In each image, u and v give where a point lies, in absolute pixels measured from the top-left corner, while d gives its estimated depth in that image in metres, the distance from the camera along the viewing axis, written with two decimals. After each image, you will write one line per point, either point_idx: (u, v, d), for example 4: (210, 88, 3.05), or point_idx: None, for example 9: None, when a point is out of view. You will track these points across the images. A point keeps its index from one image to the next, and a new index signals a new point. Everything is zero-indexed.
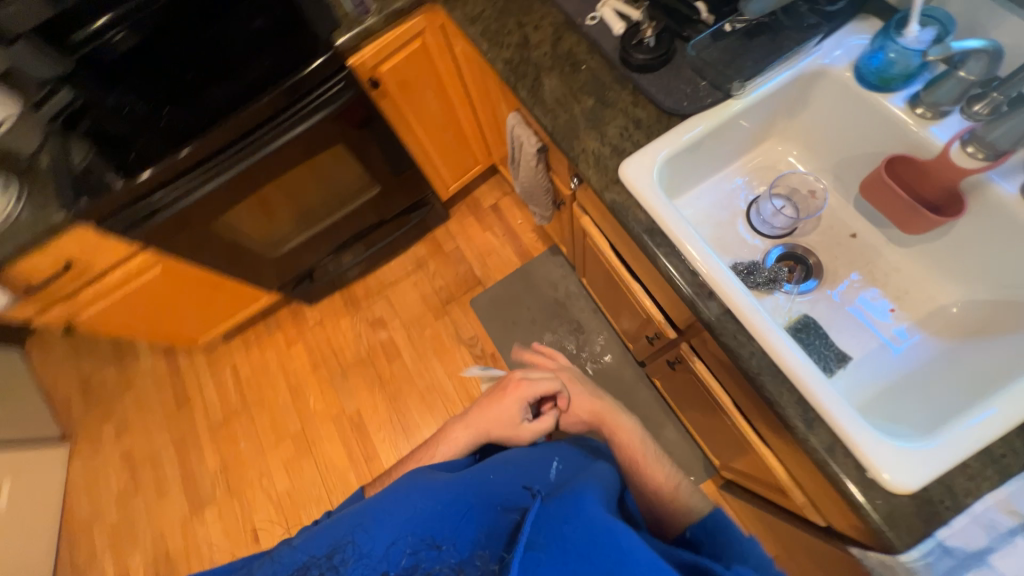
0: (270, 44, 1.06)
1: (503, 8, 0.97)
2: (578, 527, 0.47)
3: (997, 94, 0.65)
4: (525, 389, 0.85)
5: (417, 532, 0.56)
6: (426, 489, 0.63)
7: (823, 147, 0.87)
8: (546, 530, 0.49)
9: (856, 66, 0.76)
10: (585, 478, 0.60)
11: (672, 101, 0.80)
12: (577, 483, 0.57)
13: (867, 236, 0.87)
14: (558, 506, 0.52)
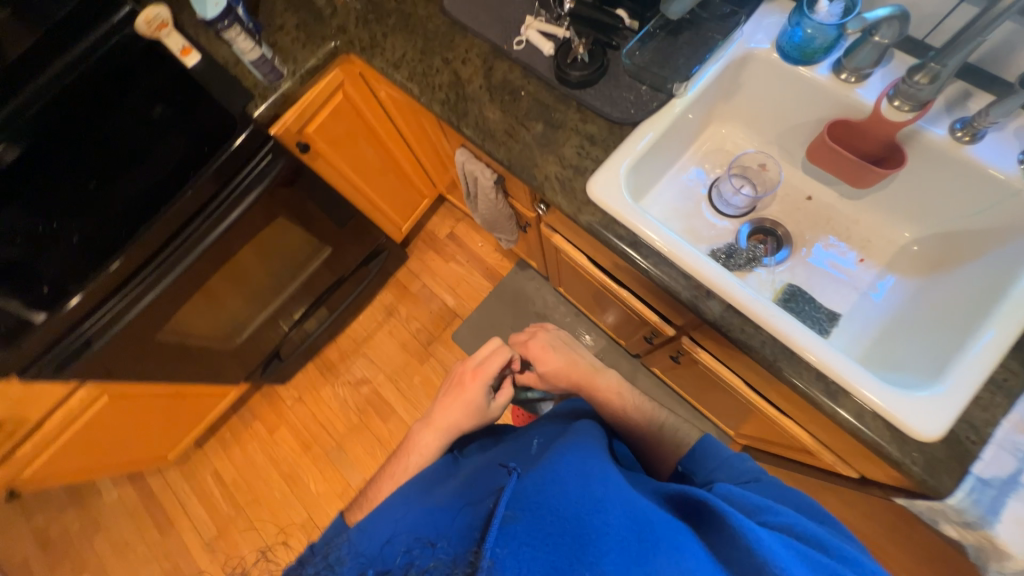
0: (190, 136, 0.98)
1: (425, 48, 0.94)
2: (558, 495, 0.43)
3: (935, 63, 0.67)
4: (481, 372, 0.87)
5: (397, 531, 0.48)
6: (399, 504, 0.57)
7: (763, 122, 0.91)
8: (524, 504, 0.43)
9: (778, 44, 0.80)
10: (571, 448, 0.54)
11: (620, 111, 0.81)
12: (559, 453, 0.52)
13: (822, 196, 0.92)
14: (542, 472, 0.47)
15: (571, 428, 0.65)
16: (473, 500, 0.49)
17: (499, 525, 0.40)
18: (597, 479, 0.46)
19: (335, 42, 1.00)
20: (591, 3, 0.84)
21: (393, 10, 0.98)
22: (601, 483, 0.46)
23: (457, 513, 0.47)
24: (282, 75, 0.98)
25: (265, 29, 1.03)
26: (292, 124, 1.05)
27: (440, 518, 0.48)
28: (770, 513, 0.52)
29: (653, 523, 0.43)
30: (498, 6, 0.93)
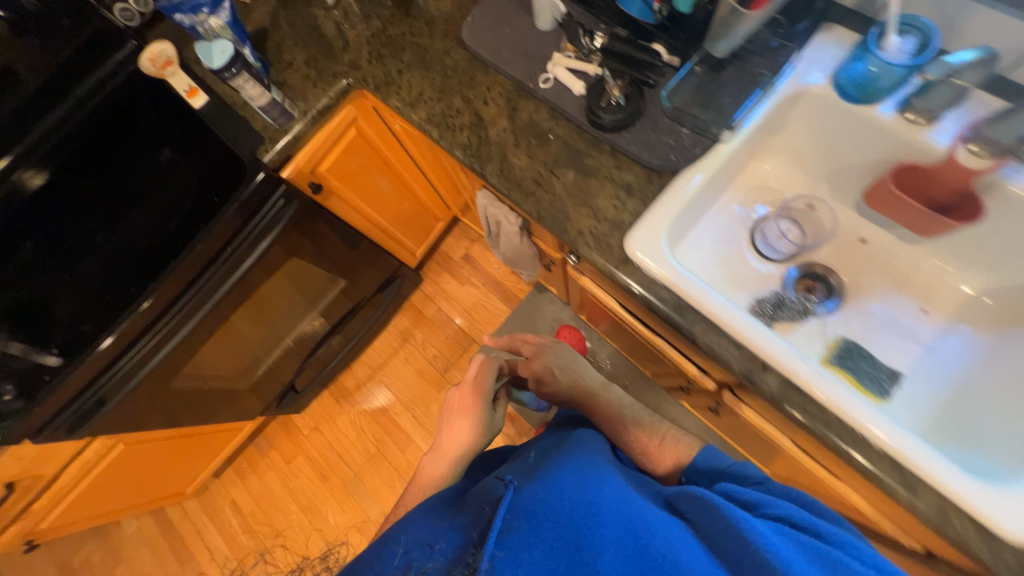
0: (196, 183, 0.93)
1: (443, 85, 0.88)
2: (561, 506, 0.47)
3: None
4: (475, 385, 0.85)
5: (413, 532, 0.53)
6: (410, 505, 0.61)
7: (813, 160, 0.83)
8: (525, 512, 0.48)
9: (835, 81, 0.72)
10: (570, 459, 0.59)
11: (659, 158, 0.74)
12: (558, 465, 0.57)
13: (877, 239, 0.84)
14: (539, 483, 0.52)
15: (570, 440, 0.70)
16: (479, 505, 0.54)
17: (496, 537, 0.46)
18: (590, 485, 0.51)
19: (347, 79, 0.94)
20: (625, 37, 0.78)
21: (408, 45, 0.92)
22: (595, 491, 0.50)
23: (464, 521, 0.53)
24: (294, 116, 0.92)
25: (274, 66, 0.97)
26: (305, 166, 1.00)
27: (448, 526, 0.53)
28: (768, 506, 0.54)
29: (645, 518, 0.47)
30: (521, 39, 0.86)
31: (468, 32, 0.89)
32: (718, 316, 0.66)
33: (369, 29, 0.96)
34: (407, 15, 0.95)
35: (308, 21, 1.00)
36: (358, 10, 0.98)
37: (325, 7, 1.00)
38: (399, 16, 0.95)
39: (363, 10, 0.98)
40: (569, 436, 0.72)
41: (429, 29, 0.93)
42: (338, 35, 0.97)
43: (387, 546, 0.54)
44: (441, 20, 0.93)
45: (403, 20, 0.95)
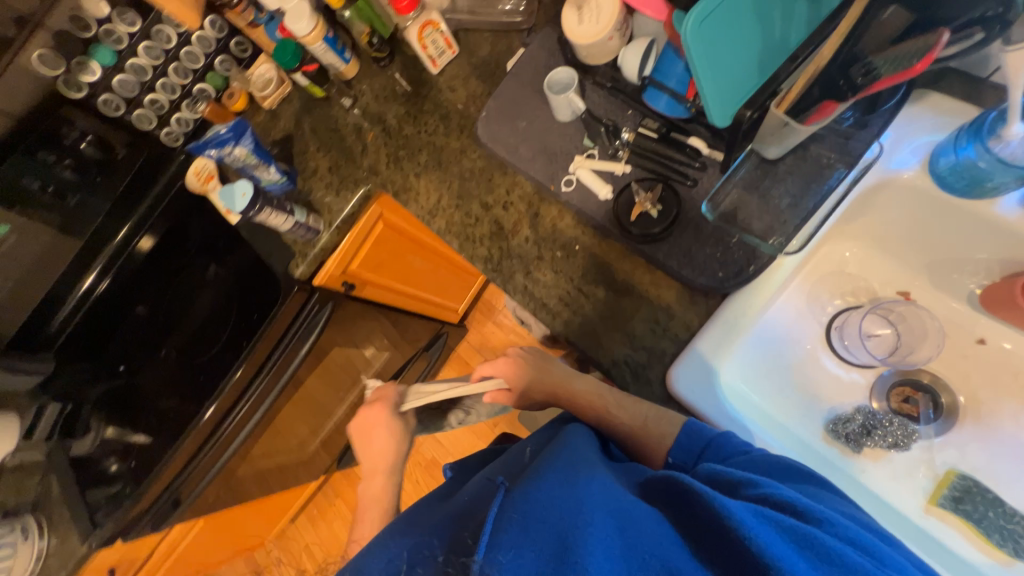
0: (251, 300, 1.00)
1: (461, 189, 0.83)
2: (551, 504, 0.41)
3: None
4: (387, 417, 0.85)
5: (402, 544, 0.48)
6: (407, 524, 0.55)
7: (906, 250, 0.68)
8: (516, 510, 0.41)
9: (933, 169, 0.58)
10: (554, 458, 0.52)
11: (704, 275, 0.64)
12: (544, 465, 0.50)
13: (1001, 339, 0.67)
14: (526, 483, 0.46)
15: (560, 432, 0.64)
16: (464, 505, 0.49)
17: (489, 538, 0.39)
18: (572, 482, 0.45)
19: (368, 184, 0.92)
20: (656, 131, 0.68)
21: (424, 144, 0.88)
22: (575, 487, 0.44)
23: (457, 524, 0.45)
24: (320, 229, 0.93)
25: (300, 175, 0.98)
26: (335, 269, 1.00)
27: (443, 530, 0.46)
28: (752, 486, 0.47)
29: (626, 513, 0.42)
30: (541, 133, 0.79)
31: (483, 127, 0.82)
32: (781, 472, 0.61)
33: (385, 130, 0.93)
34: (422, 111, 0.91)
35: (329, 124, 1.00)
36: (375, 110, 0.96)
37: (343, 107, 0.99)
38: (413, 113, 0.92)
39: (379, 109, 0.95)
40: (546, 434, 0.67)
41: (445, 125, 0.88)
42: (357, 138, 0.95)
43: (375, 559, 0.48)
44: (456, 114, 0.88)
45: (417, 118, 0.91)
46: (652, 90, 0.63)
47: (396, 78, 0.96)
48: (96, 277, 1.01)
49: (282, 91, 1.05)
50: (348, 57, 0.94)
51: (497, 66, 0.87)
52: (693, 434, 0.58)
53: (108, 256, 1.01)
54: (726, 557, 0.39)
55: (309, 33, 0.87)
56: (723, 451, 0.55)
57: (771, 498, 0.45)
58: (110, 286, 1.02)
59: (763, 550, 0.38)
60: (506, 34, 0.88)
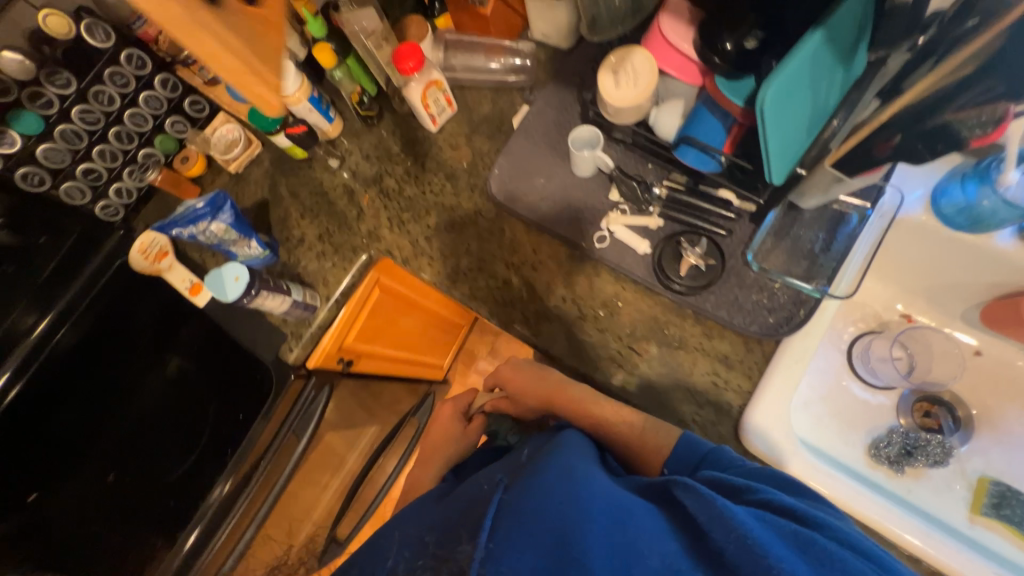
0: (229, 396, 0.85)
1: (482, 251, 0.78)
2: (543, 504, 0.42)
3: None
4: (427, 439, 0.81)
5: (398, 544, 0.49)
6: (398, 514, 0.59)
7: (909, 279, 0.75)
8: (512, 510, 0.42)
9: (937, 210, 0.64)
10: (557, 453, 0.51)
11: (756, 323, 0.65)
12: (542, 460, 0.50)
13: (994, 349, 0.75)
14: (527, 480, 0.46)
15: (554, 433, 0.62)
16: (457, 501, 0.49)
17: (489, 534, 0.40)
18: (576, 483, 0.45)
19: (370, 251, 0.84)
20: (686, 184, 0.69)
21: (430, 205, 0.83)
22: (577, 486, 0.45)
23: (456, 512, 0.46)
24: (317, 305, 0.82)
25: (283, 245, 0.87)
26: (331, 345, 0.87)
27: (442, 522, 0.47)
28: (752, 492, 0.47)
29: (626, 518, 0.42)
30: (562, 190, 0.77)
31: (498, 185, 0.79)
32: (857, 509, 0.63)
33: (382, 190, 0.86)
34: (423, 170, 0.86)
35: (313, 188, 0.90)
36: (367, 170, 0.89)
37: (329, 169, 0.90)
38: (414, 173, 0.86)
39: (372, 170, 0.88)
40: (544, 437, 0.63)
41: (452, 184, 0.84)
42: (349, 202, 0.87)
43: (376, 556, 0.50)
44: (462, 172, 0.84)
45: (420, 177, 0.86)
46: (686, 150, 0.64)
47: (387, 137, 0.90)
48: (8, 380, 0.82)
49: (251, 151, 0.93)
50: (333, 116, 0.87)
51: (502, 122, 0.86)
52: (691, 445, 0.56)
53: (25, 352, 0.83)
54: (727, 561, 0.39)
55: (294, 93, 0.80)
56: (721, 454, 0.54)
57: (773, 503, 0.44)
58: (27, 388, 0.84)
59: (763, 549, 0.38)
60: (506, 91, 0.87)
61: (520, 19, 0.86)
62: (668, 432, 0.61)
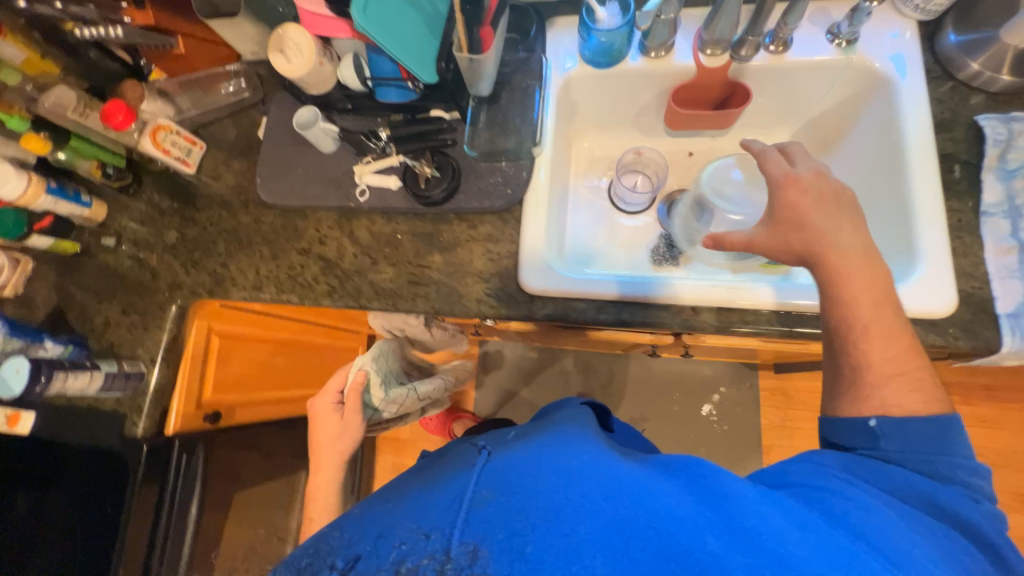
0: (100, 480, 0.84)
1: (274, 252, 0.84)
2: (559, 527, 0.39)
3: (752, 37, 0.72)
4: (325, 398, 0.91)
5: (351, 545, 0.46)
6: (388, 494, 0.55)
7: (615, 120, 0.91)
8: (501, 519, 0.41)
9: (586, 59, 0.80)
10: (568, 437, 0.53)
11: (499, 198, 0.76)
12: (556, 434, 0.54)
13: (700, 146, 0.93)
14: (507, 448, 0.54)
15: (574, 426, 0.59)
16: (460, 473, 0.50)
17: (469, 509, 0.43)
18: (575, 454, 0.48)
19: (175, 301, 0.85)
20: (403, 120, 0.80)
21: (215, 235, 0.87)
22: (579, 459, 0.47)
23: (439, 512, 0.44)
24: (142, 370, 0.82)
25: (90, 337, 0.86)
26: (187, 407, 0.89)
27: (422, 513, 0.45)
28: (882, 479, 0.47)
29: (640, 490, 0.42)
30: (318, 169, 0.85)
31: (265, 192, 0.85)
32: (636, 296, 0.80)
33: (168, 244, 0.89)
34: (198, 209, 0.90)
35: (101, 272, 0.90)
36: (143, 234, 0.90)
37: (108, 249, 0.91)
38: (190, 216, 0.90)
39: (150, 232, 0.90)
40: (558, 413, 0.67)
41: (226, 210, 0.88)
42: (141, 269, 0.88)
43: (347, 557, 0.45)
44: (232, 196, 0.89)
45: (197, 217, 0.89)
46: (385, 90, 0.77)
47: (155, 197, 0.92)
48: None
49: (24, 268, 0.89)
50: (89, 200, 0.88)
51: (249, 141, 0.92)
52: (897, 433, 0.50)
53: None
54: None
55: (25, 189, 0.80)
56: (909, 460, 0.49)
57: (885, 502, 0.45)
58: None
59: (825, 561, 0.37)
60: (243, 113, 0.93)
61: (226, 48, 0.90)
62: (926, 394, 0.51)
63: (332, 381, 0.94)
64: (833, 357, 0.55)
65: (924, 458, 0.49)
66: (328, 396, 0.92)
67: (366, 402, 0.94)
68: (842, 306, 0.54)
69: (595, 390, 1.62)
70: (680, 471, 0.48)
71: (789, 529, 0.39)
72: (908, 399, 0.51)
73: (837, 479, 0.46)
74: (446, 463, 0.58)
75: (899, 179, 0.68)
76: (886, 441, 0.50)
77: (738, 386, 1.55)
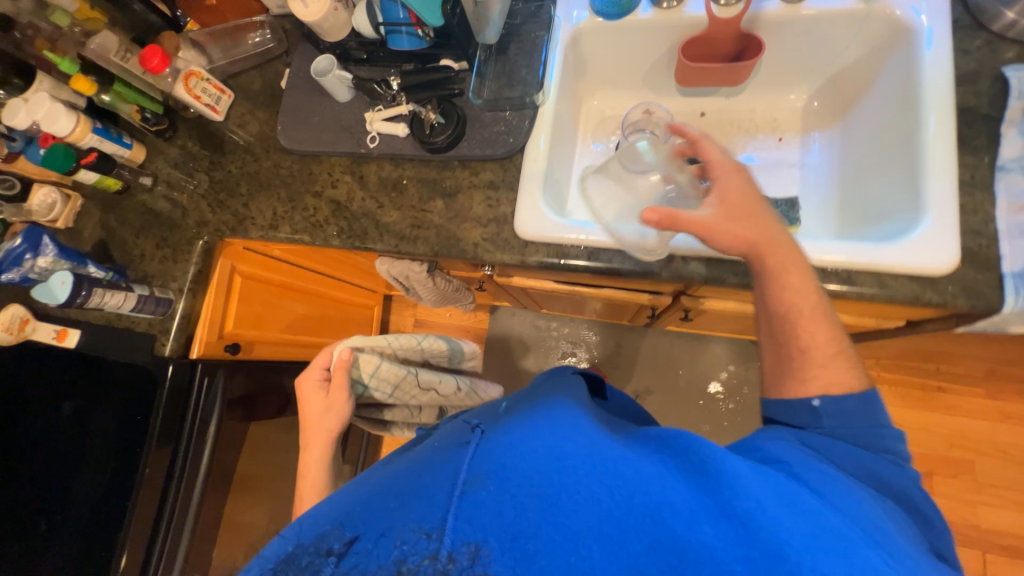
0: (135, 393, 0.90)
1: (291, 195, 0.89)
2: (562, 524, 0.38)
3: None
4: (314, 375, 0.84)
5: (342, 531, 0.42)
6: (378, 473, 0.51)
7: (626, 77, 0.91)
8: (502, 510, 0.39)
9: (596, 10, 0.80)
10: (560, 407, 0.52)
11: (501, 146, 0.78)
12: (547, 406, 0.52)
13: (712, 106, 0.92)
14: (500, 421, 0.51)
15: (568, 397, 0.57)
16: (453, 452, 0.47)
17: (464, 492, 0.41)
18: (570, 431, 0.46)
19: (202, 237, 0.93)
20: (414, 68, 0.82)
21: (239, 178, 0.93)
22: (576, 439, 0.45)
23: (434, 499, 0.41)
24: (170, 297, 0.91)
25: (128, 267, 0.95)
26: (210, 336, 0.98)
27: (412, 504, 0.41)
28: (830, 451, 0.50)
29: (642, 474, 0.42)
30: (334, 117, 0.89)
31: (285, 138, 0.90)
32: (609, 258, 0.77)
33: (198, 185, 0.96)
34: (224, 154, 0.96)
35: (140, 210, 0.99)
36: (177, 177, 0.98)
37: (147, 189, 0.99)
38: (218, 160, 0.96)
39: (181, 175, 0.98)
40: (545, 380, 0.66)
41: (250, 155, 0.94)
42: (174, 208, 0.96)
43: (341, 540, 0.42)
44: (255, 142, 0.95)
45: (223, 161, 0.96)
46: (396, 38, 0.80)
47: (188, 143, 0.99)
48: None
49: (74, 204, 0.98)
50: (130, 142, 0.96)
51: (273, 91, 0.97)
52: (838, 412, 0.53)
53: None
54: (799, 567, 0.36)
55: (74, 128, 0.87)
56: (852, 436, 0.52)
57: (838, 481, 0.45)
58: None
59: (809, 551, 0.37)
60: (268, 64, 0.99)
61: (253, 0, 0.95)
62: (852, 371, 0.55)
63: (320, 356, 0.86)
64: (779, 351, 0.59)
65: (857, 434, 0.52)
66: (318, 374, 0.84)
67: (356, 378, 0.85)
68: (777, 295, 0.57)
69: (601, 361, 1.63)
70: (667, 447, 0.47)
71: (770, 504, 0.40)
72: (845, 379, 0.55)
73: (795, 451, 0.48)
74: (435, 439, 0.55)
75: (915, 134, 0.66)
76: (827, 419, 0.53)
77: (748, 364, 1.53)
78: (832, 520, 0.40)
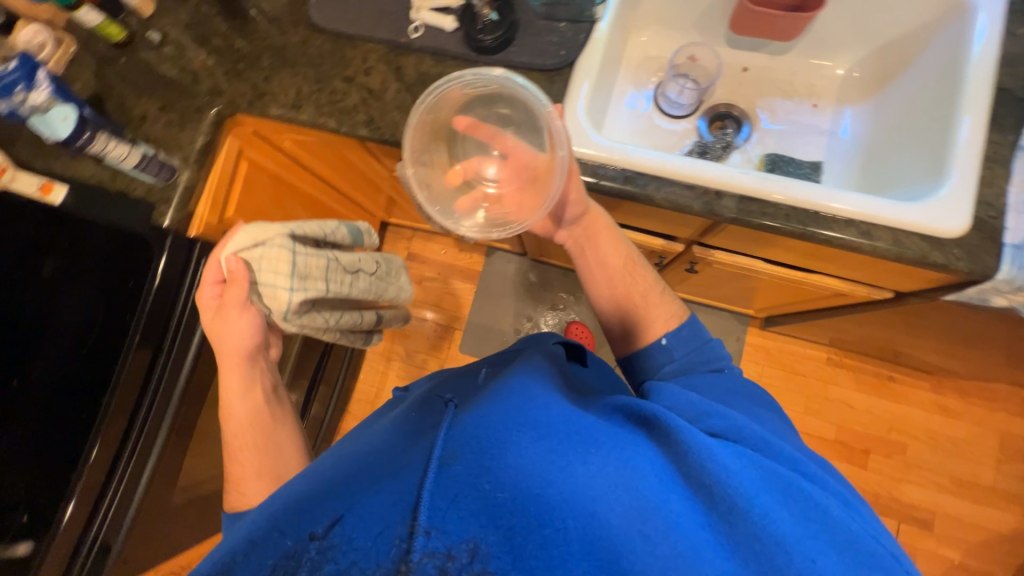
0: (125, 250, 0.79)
1: (319, 76, 0.84)
2: (548, 497, 0.37)
3: None
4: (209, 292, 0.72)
5: (320, 514, 0.39)
6: (342, 457, 0.48)
7: (679, 16, 0.90)
8: (486, 486, 0.37)
9: None
10: (527, 379, 0.51)
11: (552, 58, 0.77)
12: (514, 379, 0.52)
13: (756, 62, 0.92)
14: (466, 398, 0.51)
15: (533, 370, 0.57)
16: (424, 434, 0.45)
17: (441, 465, 0.39)
18: (540, 403, 0.46)
19: (215, 106, 0.87)
20: None
21: (261, 51, 0.87)
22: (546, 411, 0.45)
23: (406, 476, 0.39)
24: (174, 166, 0.85)
25: (126, 126, 0.87)
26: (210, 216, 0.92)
27: (385, 484, 0.39)
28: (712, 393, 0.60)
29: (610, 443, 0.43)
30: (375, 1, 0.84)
31: (319, 14, 0.85)
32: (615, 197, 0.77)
33: (212, 52, 0.89)
34: (247, 21, 0.89)
35: (142, 69, 0.90)
36: (189, 39, 0.90)
37: (152, 47, 0.91)
38: (239, 27, 0.89)
39: (194, 37, 0.90)
40: (516, 350, 0.67)
41: (276, 27, 0.87)
42: (183, 72, 0.89)
43: (321, 524, 0.38)
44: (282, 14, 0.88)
45: (246, 28, 0.89)
46: None
47: (202, 6, 0.92)
48: None
49: (66, 50, 0.88)
50: None
51: None
52: (679, 341, 0.67)
53: None
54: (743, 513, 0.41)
55: None
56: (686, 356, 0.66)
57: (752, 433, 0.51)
58: None
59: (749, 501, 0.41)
60: None
61: None
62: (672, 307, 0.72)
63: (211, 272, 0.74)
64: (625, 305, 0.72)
65: (692, 360, 0.66)
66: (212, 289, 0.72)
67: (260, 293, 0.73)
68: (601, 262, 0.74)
69: (588, 317, 1.67)
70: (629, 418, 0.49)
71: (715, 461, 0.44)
72: (669, 320, 0.70)
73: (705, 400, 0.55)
74: (399, 422, 0.53)
75: (950, 107, 0.69)
76: (675, 351, 0.67)
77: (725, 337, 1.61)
78: (774, 471, 0.45)
